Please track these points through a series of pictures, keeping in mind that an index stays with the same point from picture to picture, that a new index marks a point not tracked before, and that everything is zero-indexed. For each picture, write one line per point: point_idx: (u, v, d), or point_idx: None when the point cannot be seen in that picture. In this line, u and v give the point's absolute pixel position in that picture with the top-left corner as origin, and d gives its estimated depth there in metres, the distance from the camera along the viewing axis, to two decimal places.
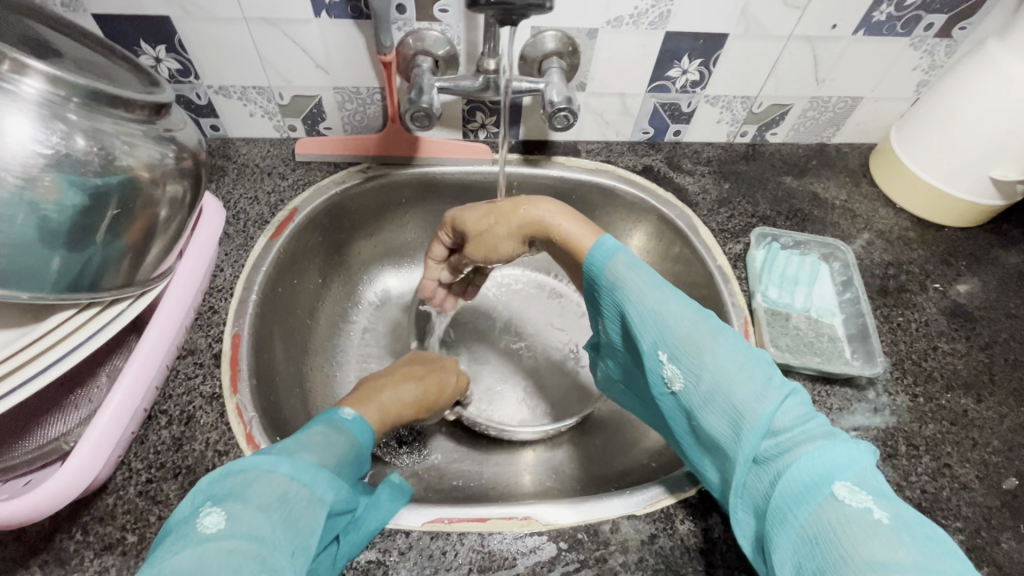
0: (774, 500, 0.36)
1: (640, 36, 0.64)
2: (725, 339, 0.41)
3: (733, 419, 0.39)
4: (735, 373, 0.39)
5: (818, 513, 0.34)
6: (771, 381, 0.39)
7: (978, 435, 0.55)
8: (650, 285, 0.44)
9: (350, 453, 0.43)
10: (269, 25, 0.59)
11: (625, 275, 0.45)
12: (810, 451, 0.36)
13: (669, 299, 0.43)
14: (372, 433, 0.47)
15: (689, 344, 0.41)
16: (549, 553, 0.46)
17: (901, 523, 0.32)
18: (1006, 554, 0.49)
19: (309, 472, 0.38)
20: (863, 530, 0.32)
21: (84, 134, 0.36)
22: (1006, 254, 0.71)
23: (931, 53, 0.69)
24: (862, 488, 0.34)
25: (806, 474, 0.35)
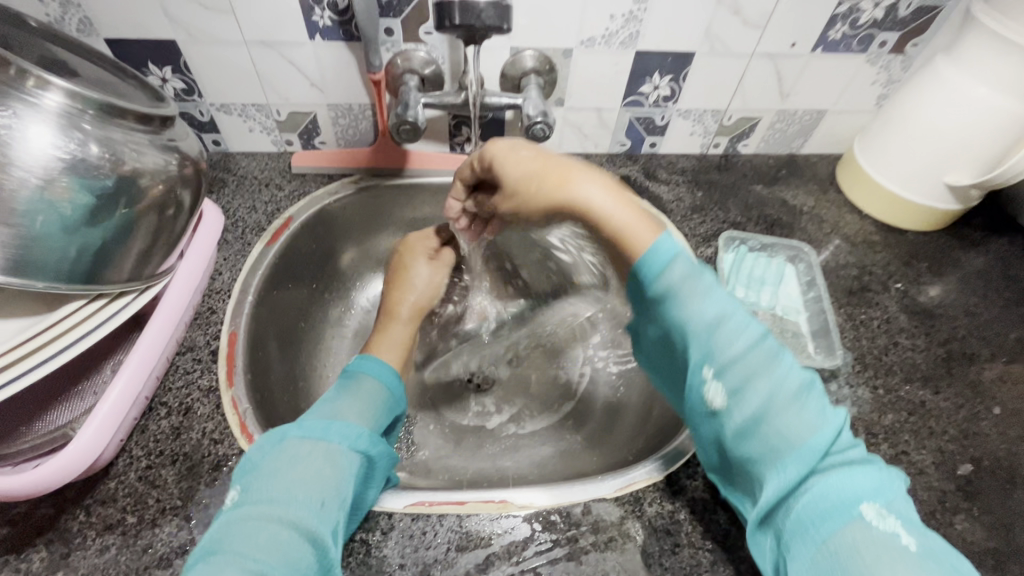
0: (797, 514, 0.40)
1: (613, 55, 0.69)
2: (778, 370, 0.43)
3: (777, 444, 0.41)
4: (788, 404, 0.42)
5: (846, 533, 0.38)
6: (817, 412, 0.43)
7: (935, 424, 0.58)
8: (711, 297, 0.44)
9: (374, 399, 0.52)
10: (267, 46, 0.64)
11: (682, 286, 0.44)
12: (843, 472, 0.40)
13: (726, 318, 0.44)
14: (393, 372, 0.56)
15: (744, 367, 0.43)
16: (523, 534, 0.49)
17: (924, 551, 0.37)
18: (959, 534, 0.51)
19: (318, 429, 0.45)
20: (887, 553, 0.36)
21: (97, 142, 0.40)
22: (966, 256, 0.75)
23: (887, 69, 0.73)
24: (890, 513, 0.38)
25: (838, 493, 0.39)
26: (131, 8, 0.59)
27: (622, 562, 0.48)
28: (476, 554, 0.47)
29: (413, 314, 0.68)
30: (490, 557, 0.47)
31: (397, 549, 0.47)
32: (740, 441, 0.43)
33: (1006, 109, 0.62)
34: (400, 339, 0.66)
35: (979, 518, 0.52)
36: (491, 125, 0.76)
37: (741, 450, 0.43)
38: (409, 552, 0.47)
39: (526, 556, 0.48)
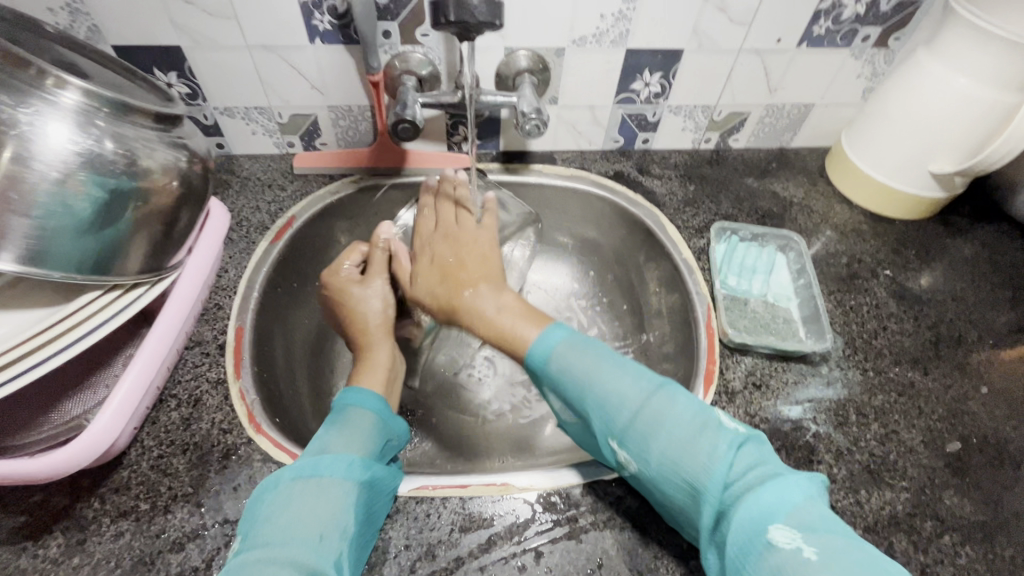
0: (729, 553, 0.40)
1: (604, 53, 0.71)
2: (674, 408, 0.45)
3: (688, 486, 0.42)
4: (681, 438, 0.43)
5: (762, 561, 0.37)
6: (711, 437, 0.43)
7: (924, 404, 0.60)
8: (601, 363, 0.48)
9: (363, 427, 0.48)
10: (269, 50, 0.66)
11: (571, 366, 0.48)
12: (753, 506, 0.39)
13: (622, 378, 0.47)
14: (378, 396, 0.52)
15: (635, 422, 0.45)
16: (524, 514, 0.50)
17: (829, 556, 0.35)
18: (949, 509, 0.53)
19: (308, 467, 0.43)
20: (799, 573, 0.35)
21: (112, 139, 0.42)
22: (953, 243, 0.76)
23: (871, 62, 0.75)
24: (797, 529, 0.38)
25: (747, 527, 0.39)
26: (138, 16, 0.62)
27: (621, 541, 0.49)
28: (479, 534, 0.49)
29: (380, 328, 0.62)
30: (493, 537, 0.49)
31: (403, 531, 0.49)
32: (658, 483, 0.44)
33: (985, 99, 0.64)
34: (382, 360, 0.59)
35: (968, 494, 0.54)
36: (487, 123, 0.78)
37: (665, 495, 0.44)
38: (413, 534, 0.49)
39: (528, 536, 0.49)
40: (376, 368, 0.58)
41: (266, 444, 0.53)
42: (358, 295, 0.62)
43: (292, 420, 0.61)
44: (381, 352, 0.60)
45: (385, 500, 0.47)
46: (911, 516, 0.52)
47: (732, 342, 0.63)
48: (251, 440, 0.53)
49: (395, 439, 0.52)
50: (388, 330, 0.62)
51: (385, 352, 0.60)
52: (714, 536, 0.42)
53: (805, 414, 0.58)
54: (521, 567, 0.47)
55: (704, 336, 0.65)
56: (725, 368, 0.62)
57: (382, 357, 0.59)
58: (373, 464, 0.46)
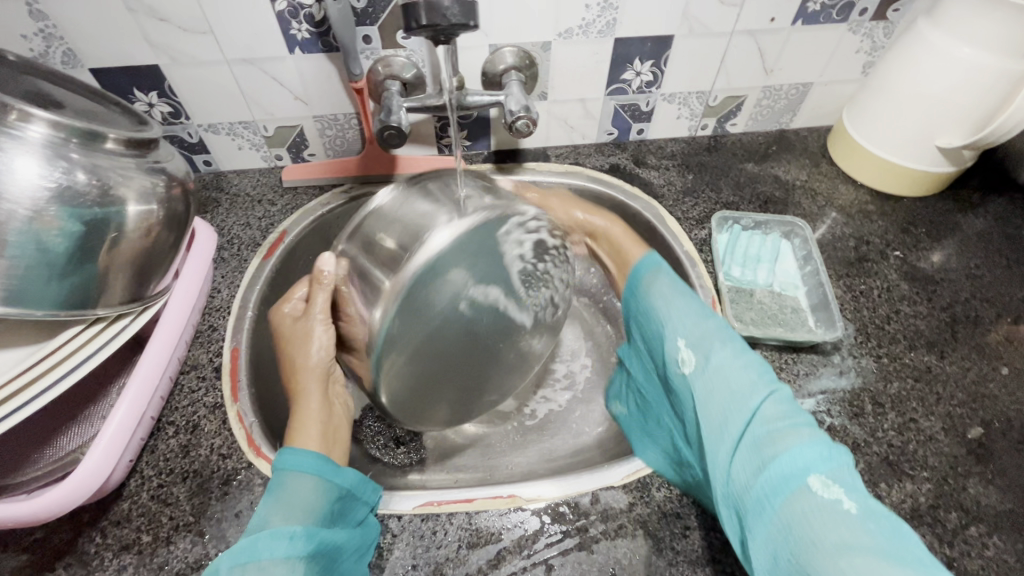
0: (754, 490, 0.39)
1: (591, 45, 0.69)
2: (733, 342, 0.47)
3: (731, 406, 0.43)
4: (737, 367, 0.44)
5: (793, 502, 0.37)
6: (763, 373, 0.44)
7: (943, 389, 0.58)
8: (676, 291, 0.52)
9: (303, 494, 0.44)
10: (248, 63, 0.65)
11: (652, 285, 0.53)
12: (793, 446, 0.39)
13: (690, 304, 0.50)
14: (313, 452, 0.47)
15: (699, 340, 0.47)
16: (533, 526, 0.49)
17: (867, 514, 0.35)
18: (973, 498, 0.51)
19: (244, 551, 0.39)
20: (832, 519, 0.35)
21: (84, 170, 0.41)
22: (965, 218, 0.74)
23: (869, 36, 0.73)
24: (836, 481, 0.37)
25: (786, 466, 0.38)
26: (112, 38, 0.60)
27: (633, 549, 0.48)
28: (488, 550, 0.48)
29: (316, 373, 0.55)
30: (502, 552, 0.47)
31: (409, 550, 0.48)
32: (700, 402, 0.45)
33: (994, 66, 0.61)
34: (314, 409, 0.54)
35: (993, 481, 0.52)
36: (476, 123, 0.76)
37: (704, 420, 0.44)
38: (420, 553, 0.48)
39: (537, 549, 0.48)
40: (308, 425, 0.53)
41: (266, 468, 0.52)
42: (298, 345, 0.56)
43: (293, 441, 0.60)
44: (314, 407, 0.54)
45: (347, 566, 0.44)
46: (934, 507, 0.50)
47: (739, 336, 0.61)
48: (251, 464, 0.52)
49: (350, 492, 0.47)
50: (324, 377, 0.56)
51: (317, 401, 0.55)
52: (733, 472, 0.41)
53: (819, 406, 0.56)
54: None
55: None
56: None
57: (310, 409, 0.54)
58: (320, 533, 0.42)
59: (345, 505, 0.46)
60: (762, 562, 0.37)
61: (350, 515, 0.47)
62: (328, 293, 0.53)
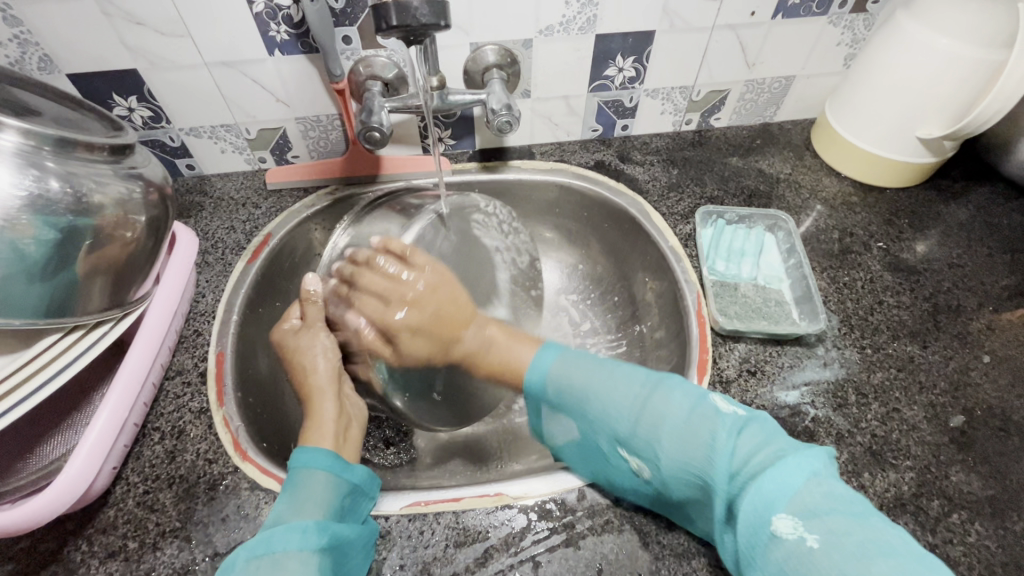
0: (741, 550, 0.39)
1: (572, 42, 0.69)
2: (670, 405, 0.46)
3: (698, 487, 0.43)
4: (682, 436, 0.44)
5: (769, 553, 0.37)
6: (714, 433, 0.43)
7: (925, 378, 0.58)
8: (595, 378, 0.50)
9: (316, 490, 0.46)
10: (228, 66, 0.64)
11: (569, 380, 0.51)
12: (750, 490, 0.39)
13: (614, 389, 0.49)
14: (328, 450, 0.49)
15: (638, 430, 0.46)
16: (520, 524, 0.49)
17: (830, 543, 0.35)
18: (956, 486, 0.51)
19: (260, 543, 0.41)
20: (802, 562, 0.35)
21: (58, 178, 0.41)
22: (947, 208, 0.74)
23: (850, 29, 0.73)
24: (800, 517, 0.37)
25: (754, 519, 0.39)
26: (88, 43, 0.60)
27: (620, 544, 0.48)
28: (475, 548, 0.48)
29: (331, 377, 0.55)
30: (489, 550, 0.48)
31: (396, 551, 0.48)
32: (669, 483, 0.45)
33: (972, 57, 0.61)
34: (329, 411, 0.53)
35: (975, 469, 0.52)
36: (460, 122, 0.76)
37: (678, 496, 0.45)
38: (408, 553, 0.48)
39: (524, 546, 0.48)
40: (323, 424, 0.52)
41: (252, 472, 0.52)
42: (303, 356, 0.56)
43: (281, 444, 0.60)
44: (332, 407, 0.53)
45: (355, 560, 0.45)
46: (917, 496, 0.51)
47: (723, 330, 0.62)
48: (237, 468, 0.52)
49: (358, 490, 0.49)
50: (337, 378, 0.55)
51: (332, 405, 0.53)
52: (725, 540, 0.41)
53: (803, 398, 0.57)
54: None
55: (695, 325, 0.63)
56: (718, 357, 0.60)
57: (327, 411, 0.53)
58: (332, 526, 0.44)
59: (354, 503, 0.48)
60: None
61: (358, 514, 0.48)
62: (321, 310, 0.57)
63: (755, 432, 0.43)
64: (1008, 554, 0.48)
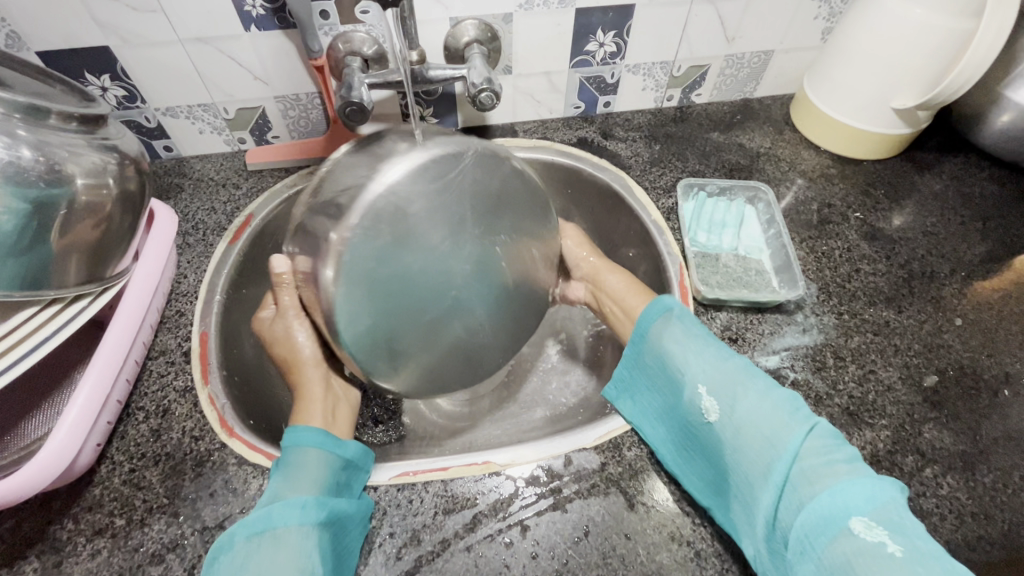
0: (797, 532, 0.40)
1: (553, 16, 0.68)
2: (754, 380, 0.47)
3: (764, 448, 0.43)
4: (764, 407, 0.45)
5: (834, 546, 0.38)
6: (797, 412, 0.45)
7: (900, 341, 0.60)
8: (689, 335, 0.52)
9: (311, 466, 0.47)
10: (203, 42, 0.63)
11: (666, 330, 0.53)
12: (834, 485, 0.40)
13: (707, 348, 0.50)
14: (317, 428, 0.50)
15: (721, 383, 0.47)
16: (507, 490, 0.50)
17: (913, 556, 0.36)
18: (930, 442, 0.53)
19: (261, 520, 0.43)
20: (877, 562, 0.36)
21: (30, 146, 0.40)
22: (921, 178, 0.76)
23: (827, 1, 0.73)
24: (878, 524, 0.37)
25: (827, 509, 0.39)
26: (57, 18, 0.58)
27: (606, 506, 0.49)
28: (463, 515, 0.48)
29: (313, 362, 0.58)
30: (477, 516, 0.48)
31: (384, 519, 0.48)
32: (733, 447, 0.45)
33: (945, 27, 0.62)
34: (317, 392, 0.57)
35: (947, 425, 0.54)
36: (442, 100, 0.75)
37: (737, 464, 0.45)
38: (397, 521, 0.48)
39: (513, 511, 0.49)
40: (314, 406, 0.56)
41: (240, 447, 0.52)
42: (281, 346, 0.58)
43: (269, 422, 0.60)
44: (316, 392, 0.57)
45: (353, 536, 0.46)
46: (892, 452, 0.52)
47: (705, 299, 0.62)
48: (225, 445, 0.52)
49: (353, 468, 0.50)
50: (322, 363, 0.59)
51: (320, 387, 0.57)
52: (776, 513, 0.42)
53: (783, 362, 0.58)
54: (507, 543, 0.47)
55: (678, 296, 0.64)
56: None
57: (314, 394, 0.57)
58: (330, 501, 0.45)
59: (349, 477, 0.49)
60: None
61: (354, 487, 0.49)
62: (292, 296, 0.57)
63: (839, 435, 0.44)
64: (977, 504, 0.50)
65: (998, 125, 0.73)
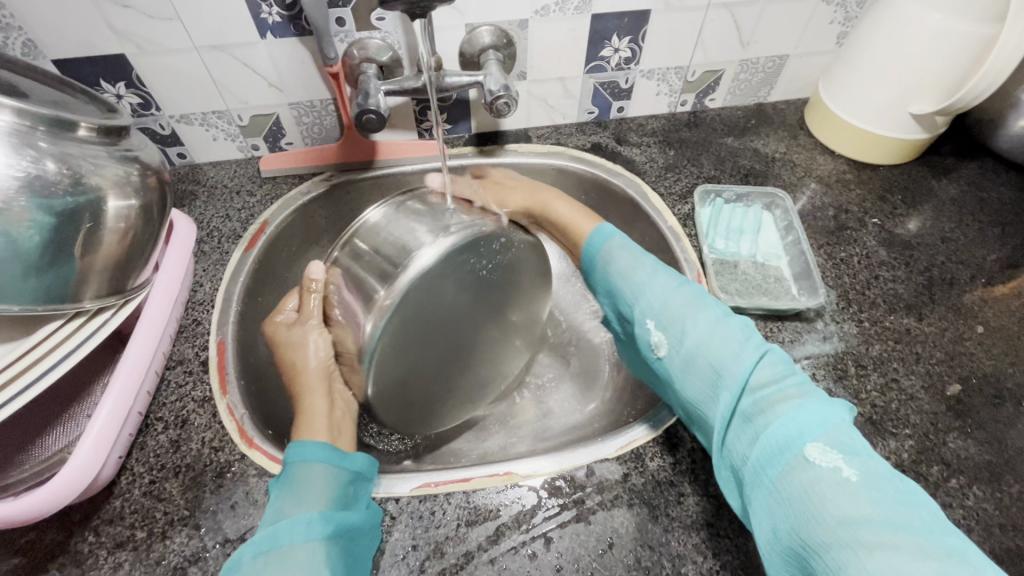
0: (752, 461, 0.41)
1: (569, 21, 0.68)
2: (707, 309, 0.48)
3: (713, 377, 0.45)
4: (713, 336, 0.46)
5: (789, 473, 0.38)
6: (745, 340, 0.46)
7: (921, 349, 0.59)
8: (639, 266, 0.53)
9: (317, 481, 0.46)
10: (219, 49, 0.63)
11: (617, 262, 0.54)
12: (786, 412, 0.41)
13: (655, 277, 0.51)
14: (323, 443, 0.49)
15: (670, 314, 0.49)
16: (530, 501, 0.49)
17: (866, 480, 0.36)
18: (954, 452, 0.53)
19: (266, 540, 0.42)
20: (832, 488, 0.36)
21: (54, 159, 0.40)
22: (938, 183, 0.75)
23: (843, 6, 0.73)
24: (832, 448, 0.38)
25: (782, 436, 0.40)
26: (74, 27, 0.58)
27: (630, 518, 0.48)
28: (486, 527, 0.48)
29: (320, 373, 0.56)
30: (500, 528, 0.48)
31: (407, 532, 0.48)
32: (683, 377, 0.46)
33: (965, 32, 0.61)
34: (318, 407, 0.54)
35: (971, 434, 0.54)
36: (456, 106, 0.75)
37: (689, 392, 0.46)
38: (420, 533, 0.48)
39: (536, 523, 0.48)
40: (316, 420, 0.53)
41: (260, 459, 0.51)
42: (293, 351, 0.57)
43: (286, 432, 0.60)
44: (320, 407, 0.54)
45: (363, 547, 0.45)
46: (916, 462, 0.52)
47: (724, 307, 0.62)
48: (245, 456, 0.51)
49: (358, 480, 0.49)
50: (327, 377, 0.56)
51: (322, 402, 0.54)
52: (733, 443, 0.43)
53: (804, 371, 0.58)
54: (531, 555, 0.46)
55: None
56: None
57: (315, 409, 0.54)
58: (336, 515, 0.44)
59: (356, 489, 0.48)
60: (765, 535, 0.39)
61: (361, 498, 0.48)
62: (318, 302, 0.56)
63: (790, 362, 0.45)
64: (1004, 515, 0.49)
65: (1017, 130, 0.72)
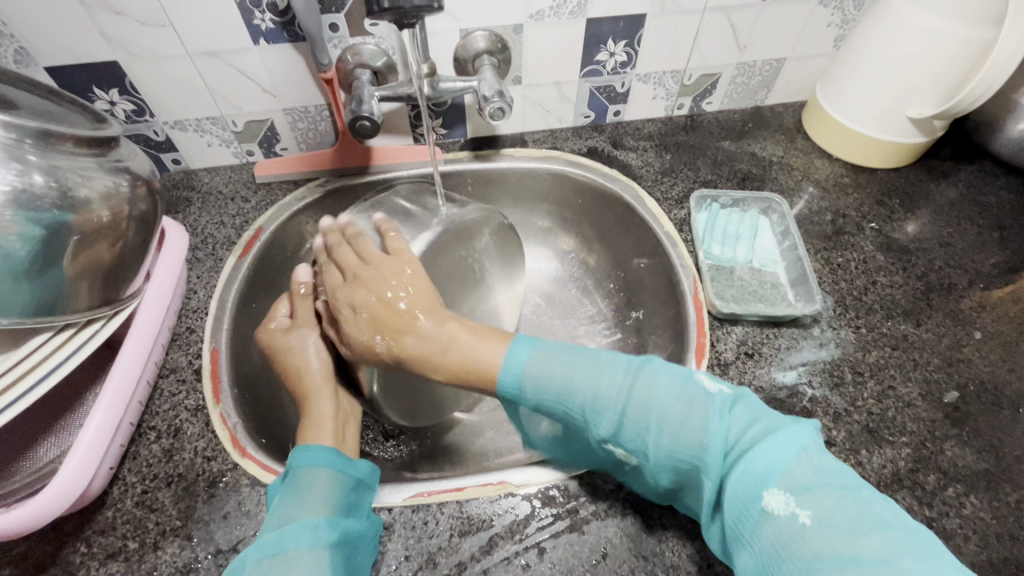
0: (729, 524, 0.40)
1: (564, 26, 0.68)
2: (658, 384, 0.44)
3: (682, 464, 0.42)
4: (671, 419, 0.42)
5: (760, 530, 0.37)
6: (705, 410, 0.42)
7: (919, 355, 0.59)
8: (574, 362, 0.46)
9: (322, 486, 0.46)
10: (212, 56, 0.63)
11: (547, 371, 0.46)
12: (741, 465, 0.39)
13: (595, 369, 0.46)
14: (328, 447, 0.48)
15: (625, 414, 0.44)
16: (524, 511, 0.49)
17: (822, 521, 0.35)
18: (951, 461, 0.52)
19: (272, 544, 0.41)
20: (794, 538, 0.36)
21: (42, 172, 0.40)
22: (937, 187, 0.75)
23: (841, 9, 0.73)
24: (788, 492, 0.37)
25: (742, 491, 0.39)
26: (66, 35, 0.58)
27: (624, 528, 0.48)
28: (480, 537, 0.48)
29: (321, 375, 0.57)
30: (493, 538, 0.48)
31: (401, 542, 0.48)
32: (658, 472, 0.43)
33: (962, 36, 0.61)
34: (325, 408, 0.54)
35: (968, 443, 0.53)
36: (451, 111, 0.75)
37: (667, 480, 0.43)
38: (413, 543, 0.48)
39: (529, 533, 0.48)
40: (321, 422, 0.53)
41: (253, 468, 0.51)
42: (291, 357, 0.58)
43: (280, 440, 0.59)
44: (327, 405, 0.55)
45: (362, 557, 0.45)
46: (913, 471, 0.52)
47: (720, 313, 0.62)
48: (237, 465, 0.51)
49: (360, 487, 0.48)
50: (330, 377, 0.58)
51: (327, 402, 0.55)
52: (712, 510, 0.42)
53: (800, 378, 0.57)
54: (524, 566, 0.46)
55: (692, 310, 0.63)
56: (715, 340, 0.61)
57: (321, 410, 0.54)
58: (341, 522, 0.44)
59: (359, 496, 0.48)
60: None
61: (363, 506, 0.48)
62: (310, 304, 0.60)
63: (755, 403, 0.44)
64: (1001, 525, 0.49)
65: (1016, 134, 0.72)
